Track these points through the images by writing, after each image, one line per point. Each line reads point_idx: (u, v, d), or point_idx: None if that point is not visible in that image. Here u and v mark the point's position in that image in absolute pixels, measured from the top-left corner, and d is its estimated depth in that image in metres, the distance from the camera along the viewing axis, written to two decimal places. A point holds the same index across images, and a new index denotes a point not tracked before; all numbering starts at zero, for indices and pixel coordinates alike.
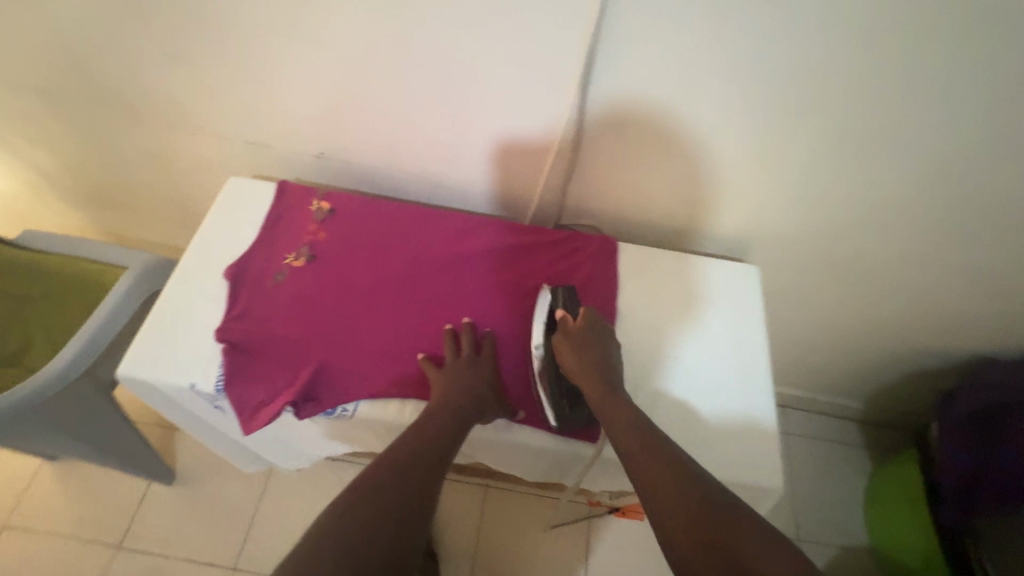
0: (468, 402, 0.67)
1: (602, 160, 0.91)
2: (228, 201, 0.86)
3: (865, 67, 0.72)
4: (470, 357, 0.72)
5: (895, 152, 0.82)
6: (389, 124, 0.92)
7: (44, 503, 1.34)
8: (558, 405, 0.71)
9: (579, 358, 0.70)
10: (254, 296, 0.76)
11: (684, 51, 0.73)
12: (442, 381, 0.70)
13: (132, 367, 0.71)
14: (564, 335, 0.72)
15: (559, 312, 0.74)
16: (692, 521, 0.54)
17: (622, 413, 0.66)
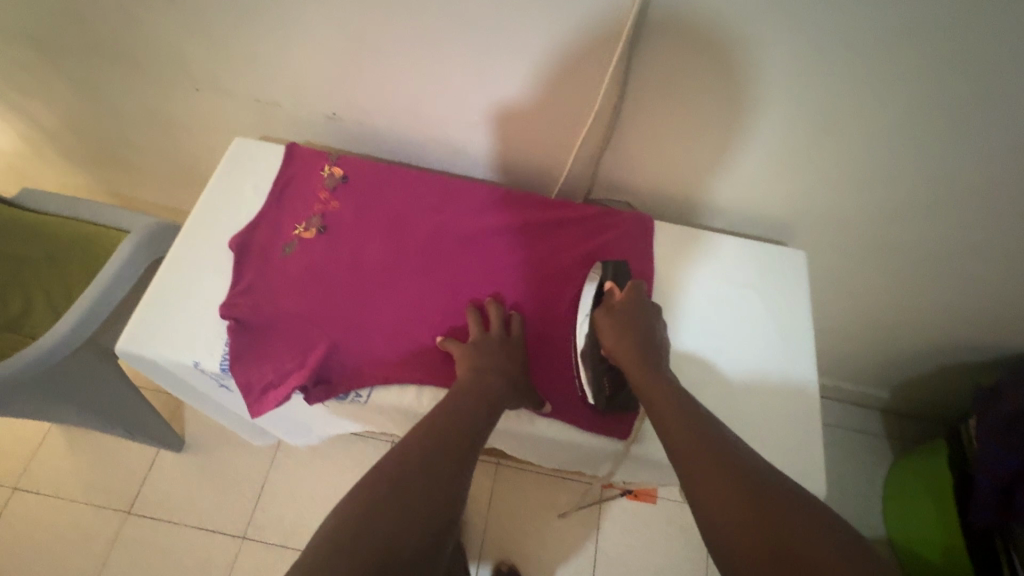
0: (504, 377, 0.62)
1: (641, 133, 0.83)
2: (232, 163, 0.79)
3: (965, 44, 0.61)
4: (500, 334, 0.67)
5: (981, 140, 0.72)
6: (409, 84, 0.84)
7: (55, 465, 1.34)
8: (598, 385, 0.67)
9: (627, 331, 0.65)
10: (262, 268, 0.71)
11: (749, 18, 0.64)
12: (474, 353, 0.65)
13: (132, 342, 0.66)
14: (609, 310, 0.68)
15: (609, 283, 0.70)
16: (749, 515, 0.46)
17: (657, 387, 0.60)
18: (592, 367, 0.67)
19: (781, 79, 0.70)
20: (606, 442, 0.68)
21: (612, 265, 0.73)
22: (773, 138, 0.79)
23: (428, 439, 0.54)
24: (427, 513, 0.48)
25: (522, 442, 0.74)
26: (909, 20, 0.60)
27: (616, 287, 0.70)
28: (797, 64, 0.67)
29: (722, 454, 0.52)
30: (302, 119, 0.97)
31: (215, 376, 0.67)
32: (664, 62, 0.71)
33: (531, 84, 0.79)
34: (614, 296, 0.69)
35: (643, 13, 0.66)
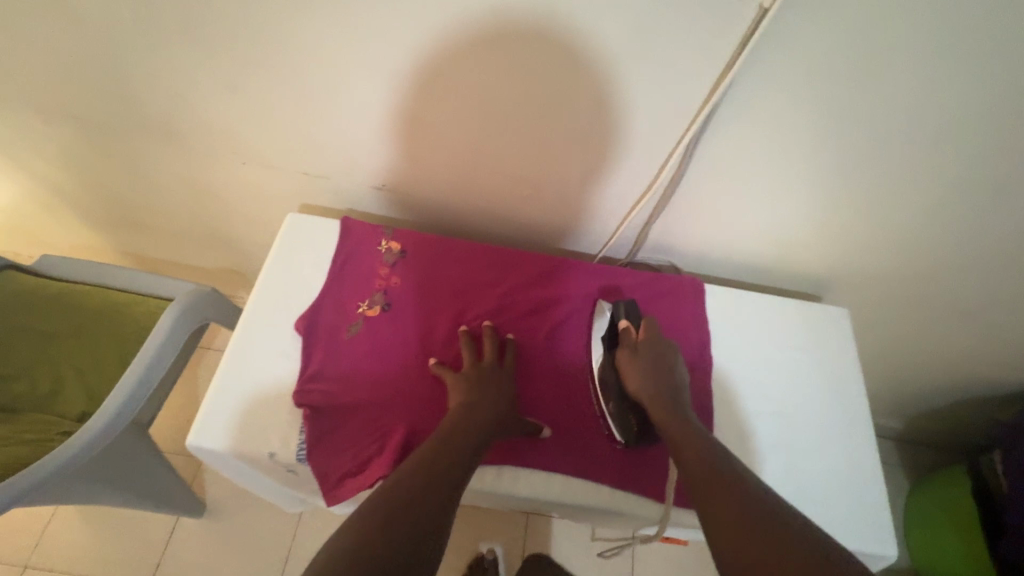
0: (495, 412, 0.64)
1: (690, 207, 0.86)
2: (289, 241, 0.80)
3: (1003, 141, 0.66)
4: (493, 363, 0.70)
5: (1011, 215, 0.76)
6: (461, 163, 0.86)
7: (66, 540, 1.27)
8: (625, 424, 0.69)
9: (652, 372, 0.69)
10: (330, 350, 0.71)
11: (807, 115, 0.67)
12: (461, 391, 0.66)
13: (202, 436, 0.65)
14: (634, 349, 0.72)
15: (624, 323, 0.75)
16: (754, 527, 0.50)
17: (684, 428, 0.63)
18: (614, 407, 0.70)
19: (834, 161, 0.74)
20: (684, 515, 0.70)
21: (624, 305, 0.77)
22: (818, 209, 0.82)
23: (422, 465, 0.56)
24: (426, 536, 0.50)
25: (595, 516, 0.75)
26: (957, 120, 0.64)
27: (628, 326, 0.74)
28: (853, 150, 0.71)
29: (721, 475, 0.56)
30: (344, 190, 0.98)
31: (288, 465, 0.66)
32: (724, 149, 0.75)
33: (586, 163, 0.81)
34: (633, 334, 0.73)
35: (710, 113, 0.69)
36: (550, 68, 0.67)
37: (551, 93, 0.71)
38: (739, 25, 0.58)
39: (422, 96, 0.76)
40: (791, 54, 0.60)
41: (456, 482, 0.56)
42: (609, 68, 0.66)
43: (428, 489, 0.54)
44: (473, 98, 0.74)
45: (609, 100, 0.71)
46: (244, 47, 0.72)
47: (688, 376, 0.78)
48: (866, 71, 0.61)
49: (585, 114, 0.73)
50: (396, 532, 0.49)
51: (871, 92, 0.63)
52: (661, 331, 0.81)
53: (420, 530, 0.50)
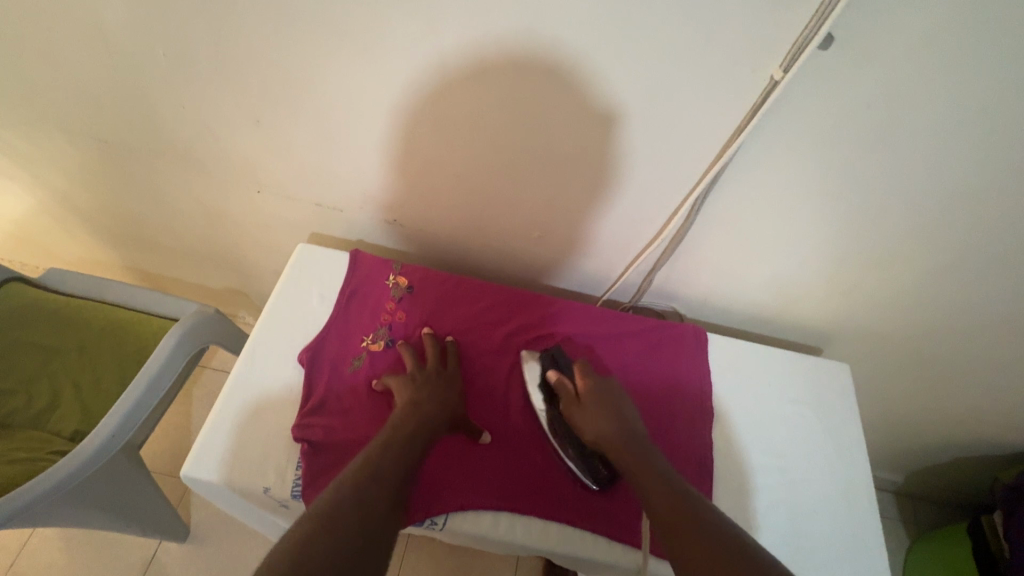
0: (438, 409, 0.66)
1: (696, 257, 0.87)
2: (297, 272, 0.80)
3: (1003, 209, 0.68)
4: (436, 367, 0.72)
5: (1011, 280, 0.78)
6: (473, 203, 0.88)
7: (44, 560, 1.24)
8: (595, 471, 0.69)
9: (609, 417, 0.67)
10: (332, 384, 0.71)
11: (811, 175, 0.69)
12: (405, 391, 0.68)
13: (197, 467, 0.64)
14: (578, 401, 0.70)
15: (552, 375, 0.73)
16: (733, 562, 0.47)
17: (643, 462, 0.62)
18: (576, 457, 0.69)
19: (840, 220, 0.75)
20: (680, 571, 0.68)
21: (548, 353, 0.76)
22: (822, 265, 0.84)
23: (367, 466, 0.55)
24: (371, 525, 0.49)
25: (591, 568, 0.73)
26: (958, 188, 0.67)
27: (561, 376, 0.73)
28: (858, 211, 0.73)
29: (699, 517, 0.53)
30: (357, 222, 1.00)
31: (282, 501, 0.65)
32: (732, 203, 0.76)
33: (596, 209, 0.83)
34: (571, 385, 0.72)
35: (723, 168, 0.71)
36: (566, 121, 0.70)
37: (566, 144, 0.73)
38: (752, 92, 0.61)
39: (443, 139, 0.78)
40: (801, 120, 0.63)
41: (400, 469, 0.56)
42: (624, 125, 0.69)
43: (374, 485, 0.53)
44: (490, 142, 0.76)
45: (623, 152, 0.73)
46: (273, 83, 0.75)
47: (690, 426, 0.78)
48: (873, 139, 0.63)
49: (596, 165, 0.76)
50: (344, 521, 0.48)
51: (877, 158, 0.65)
52: (665, 379, 0.81)
53: (367, 532, 0.48)
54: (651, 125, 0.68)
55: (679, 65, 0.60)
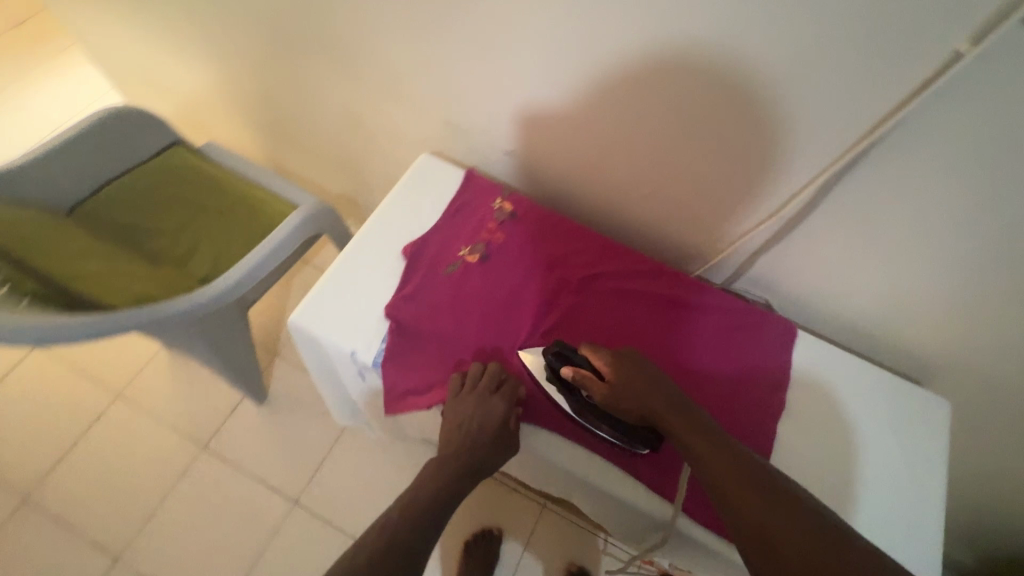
0: (469, 453, 0.65)
1: (807, 249, 0.83)
2: (417, 179, 0.87)
3: None
4: (483, 392, 0.67)
5: None
6: (590, 150, 0.90)
7: (153, 386, 1.47)
8: (642, 442, 0.66)
9: (648, 393, 0.64)
10: (426, 281, 0.77)
11: (959, 184, 0.63)
12: (447, 423, 0.68)
13: (302, 316, 0.74)
14: (604, 385, 0.66)
15: (566, 371, 0.67)
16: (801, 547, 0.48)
17: (701, 431, 0.60)
18: (613, 432, 0.67)
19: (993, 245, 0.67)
20: (706, 536, 0.67)
21: (553, 350, 0.69)
22: (954, 292, 0.75)
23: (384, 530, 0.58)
24: None
25: (622, 515, 0.75)
26: None
27: (578, 372, 0.67)
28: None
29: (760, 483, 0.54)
30: (476, 150, 1.05)
31: (363, 366, 0.73)
32: (863, 195, 0.71)
33: (714, 177, 0.81)
34: (594, 376, 0.67)
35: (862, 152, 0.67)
36: (700, 74, 0.69)
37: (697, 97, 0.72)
38: (920, 69, 0.57)
39: (577, 75, 0.79)
40: (976, 111, 0.57)
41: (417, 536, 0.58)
42: (759, 87, 0.67)
43: (388, 549, 0.55)
44: (622, 85, 0.77)
45: (756, 116, 0.70)
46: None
47: (758, 415, 0.74)
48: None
49: (719, 126, 0.74)
50: None
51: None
52: (747, 366, 0.78)
53: None
54: (795, 92, 0.65)
55: (847, 27, 0.57)
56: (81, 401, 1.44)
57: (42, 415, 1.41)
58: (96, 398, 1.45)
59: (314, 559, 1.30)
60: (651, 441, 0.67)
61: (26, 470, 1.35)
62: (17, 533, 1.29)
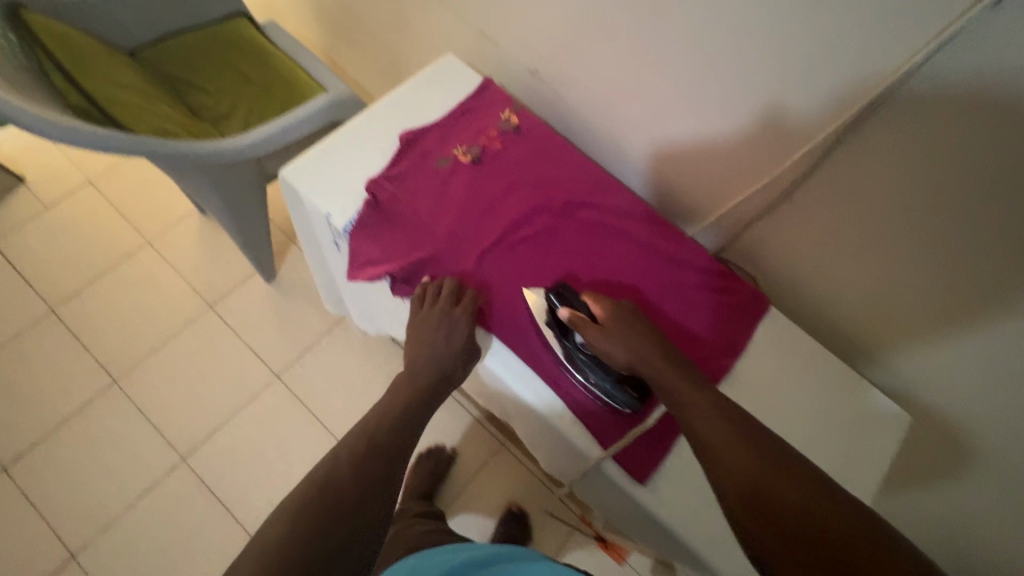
0: (431, 367, 0.71)
1: (799, 222, 0.83)
2: (434, 74, 0.88)
3: None
4: (447, 305, 0.71)
5: None
6: (613, 82, 0.92)
7: (181, 240, 1.58)
8: (623, 395, 0.68)
9: (638, 337, 0.65)
10: (413, 168, 0.79)
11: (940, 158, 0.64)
12: (410, 340, 0.72)
13: (292, 172, 0.78)
14: (597, 326, 0.67)
15: (564, 312, 0.68)
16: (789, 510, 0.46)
17: (685, 380, 0.60)
18: (602, 381, 0.68)
19: (966, 246, 0.67)
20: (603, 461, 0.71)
21: (557, 290, 0.70)
22: (921, 297, 0.75)
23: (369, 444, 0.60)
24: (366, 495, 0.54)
25: (542, 433, 0.78)
26: None
27: (574, 313, 0.68)
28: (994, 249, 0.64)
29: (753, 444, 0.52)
30: (508, 70, 1.08)
31: (336, 231, 0.77)
32: (850, 162, 0.72)
33: (720, 124, 0.83)
34: (590, 316, 0.68)
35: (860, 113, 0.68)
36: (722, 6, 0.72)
37: (727, 41, 0.75)
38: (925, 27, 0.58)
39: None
40: (970, 91, 0.58)
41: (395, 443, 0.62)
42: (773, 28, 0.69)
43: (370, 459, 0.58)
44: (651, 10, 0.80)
45: (767, 60, 0.72)
46: None
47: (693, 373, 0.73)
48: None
49: (734, 65, 0.76)
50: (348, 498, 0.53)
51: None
52: (704, 325, 0.76)
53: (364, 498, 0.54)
54: (807, 36, 0.67)
55: None
56: (117, 239, 1.57)
57: (84, 241, 1.56)
58: (129, 241, 1.57)
59: (281, 429, 1.40)
60: (631, 398, 0.68)
61: (61, 284, 1.51)
62: (43, 335, 1.45)
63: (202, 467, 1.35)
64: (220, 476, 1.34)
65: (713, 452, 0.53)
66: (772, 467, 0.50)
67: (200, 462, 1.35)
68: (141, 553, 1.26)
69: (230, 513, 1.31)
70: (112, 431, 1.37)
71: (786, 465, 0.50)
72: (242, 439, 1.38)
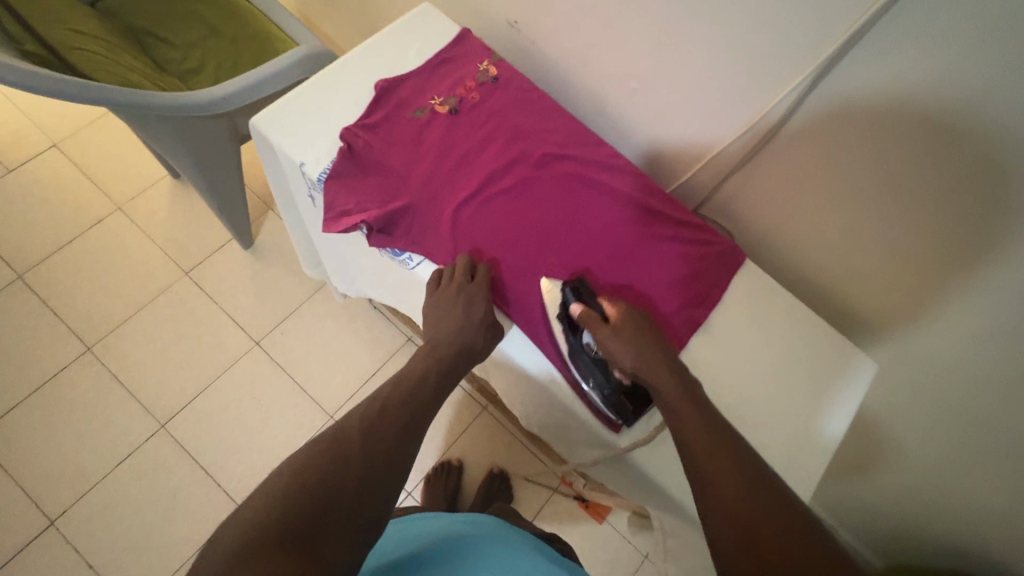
0: (452, 342, 0.68)
1: (775, 175, 0.84)
2: (411, 23, 0.86)
3: None
4: (463, 281, 0.70)
5: None
6: (593, 32, 0.90)
7: (153, 205, 1.54)
8: (619, 407, 0.67)
9: (644, 342, 0.64)
10: (390, 118, 0.78)
11: (915, 100, 0.64)
12: (429, 319, 0.70)
13: (264, 120, 0.76)
14: (607, 327, 0.65)
15: (576, 308, 0.68)
16: (746, 513, 0.48)
17: (677, 388, 0.59)
18: (599, 387, 0.67)
19: (926, 189, 0.69)
20: (582, 411, 0.71)
21: (572, 286, 0.70)
22: (883, 245, 0.77)
23: (373, 417, 0.58)
24: (360, 467, 0.52)
25: (521, 384, 0.79)
26: None
27: (586, 310, 0.67)
28: (952, 193, 0.67)
29: (721, 443, 0.53)
30: (488, 21, 1.05)
31: (310, 182, 0.76)
32: (826, 109, 0.72)
33: (700, 74, 0.82)
34: (600, 316, 0.67)
35: (839, 56, 0.67)
36: None
37: None
38: None
39: None
40: (933, 30, 0.59)
41: (409, 416, 0.60)
42: None
43: (371, 433, 0.56)
44: None
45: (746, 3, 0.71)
46: None
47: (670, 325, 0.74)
48: (1011, 91, 0.57)
49: (714, 9, 0.75)
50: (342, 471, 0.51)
51: (1011, 119, 0.58)
52: (682, 279, 0.76)
53: (360, 468, 0.52)
54: None
55: None
56: (86, 203, 1.52)
57: (51, 205, 1.51)
58: (99, 205, 1.52)
59: (262, 395, 1.39)
60: (627, 411, 0.67)
61: (28, 249, 1.46)
62: (10, 300, 1.41)
63: (181, 433, 1.34)
64: (199, 442, 1.33)
65: (710, 489, 0.50)
66: (761, 506, 0.48)
67: (179, 428, 1.34)
68: (121, 518, 1.26)
69: (211, 478, 1.31)
70: (87, 397, 1.35)
71: (752, 468, 0.51)
72: (221, 406, 1.37)
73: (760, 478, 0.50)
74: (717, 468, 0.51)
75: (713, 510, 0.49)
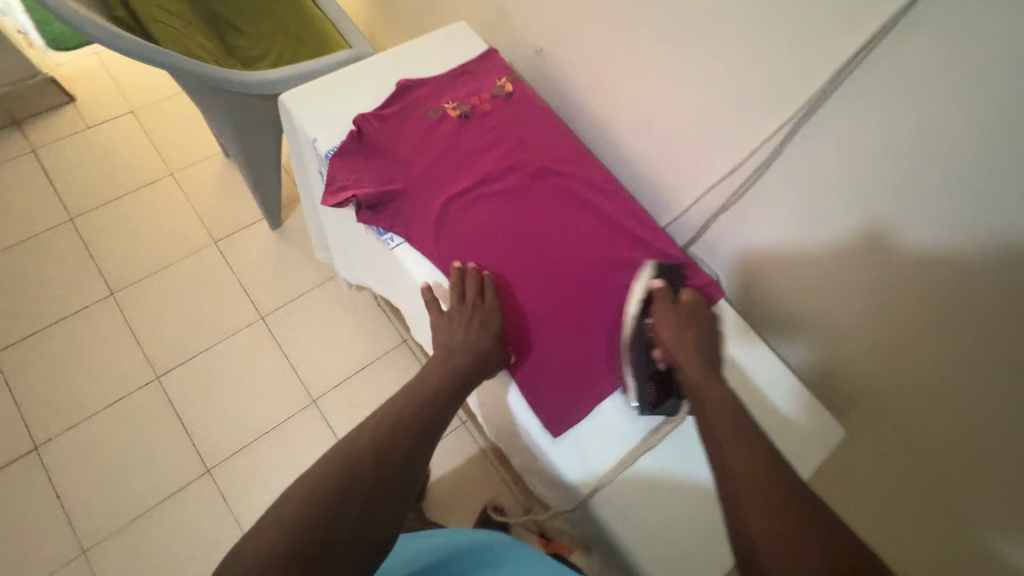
0: (471, 364, 0.70)
1: (762, 222, 0.85)
2: (445, 37, 0.95)
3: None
4: (476, 301, 0.73)
5: None
6: (608, 67, 0.96)
7: (200, 177, 1.67)
8: (643, 390, 0.71)
9: (698, 339, 0.69)
10: (402, 113, 0.84)
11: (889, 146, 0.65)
12: (448, 334, 0.72)
13: (291, 99, 0.84)
14: (671, 308, 0.72)
15: (655, 283, 0.74)
16: (780, 526, 0.50)
17: (707, 380, 0.65)
18: (638, 369, 0.71)
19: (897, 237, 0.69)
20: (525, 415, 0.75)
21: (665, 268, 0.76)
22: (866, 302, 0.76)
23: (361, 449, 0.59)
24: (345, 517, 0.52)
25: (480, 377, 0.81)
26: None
27: (665, 287, 0.73)
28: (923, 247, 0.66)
29: (761, 460, 0.56)
30: (520, 48, 1.12)
31: (319, 157, 0.82)
32: (808, 155, 0.74)
33: (699, 115, 0.86)
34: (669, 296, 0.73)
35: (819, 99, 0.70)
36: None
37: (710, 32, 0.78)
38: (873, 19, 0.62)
39: None
40: (905, 74, 0.61)
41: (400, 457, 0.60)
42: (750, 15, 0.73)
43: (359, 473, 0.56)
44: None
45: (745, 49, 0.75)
46: None
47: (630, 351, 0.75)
48: (977, 142, 0.58)
49: (717, 54, 0.79)
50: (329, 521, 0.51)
51: (977, 164, 0.59)
52: None
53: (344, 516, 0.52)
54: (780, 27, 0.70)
55: None
56: (142, 167, 1.66)
57: (113, 163, 1.66)
58: (153, 170, 1.66)
59: (255, 367, 1.44)
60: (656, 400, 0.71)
61: (84, 199, 1.60)
62: (57, 241, 1.54)
63: (172, 389, 1.39)
64: (187, 401, 1.38)
65: (730, 480, 0.55)
66: (794, 520, 0.51)
67: (172, 384, 1.40)
68: (99, 460, 1.30)
69: (190, 439, 1.34)
70: (99, 339, 1.43)
71: (787, 487, 0.54)
72: (215, 370, 1.43)
73: (795, 494, 0.53)
74: (743, 467, 0.56)
75: (746, 524, 0.52)
